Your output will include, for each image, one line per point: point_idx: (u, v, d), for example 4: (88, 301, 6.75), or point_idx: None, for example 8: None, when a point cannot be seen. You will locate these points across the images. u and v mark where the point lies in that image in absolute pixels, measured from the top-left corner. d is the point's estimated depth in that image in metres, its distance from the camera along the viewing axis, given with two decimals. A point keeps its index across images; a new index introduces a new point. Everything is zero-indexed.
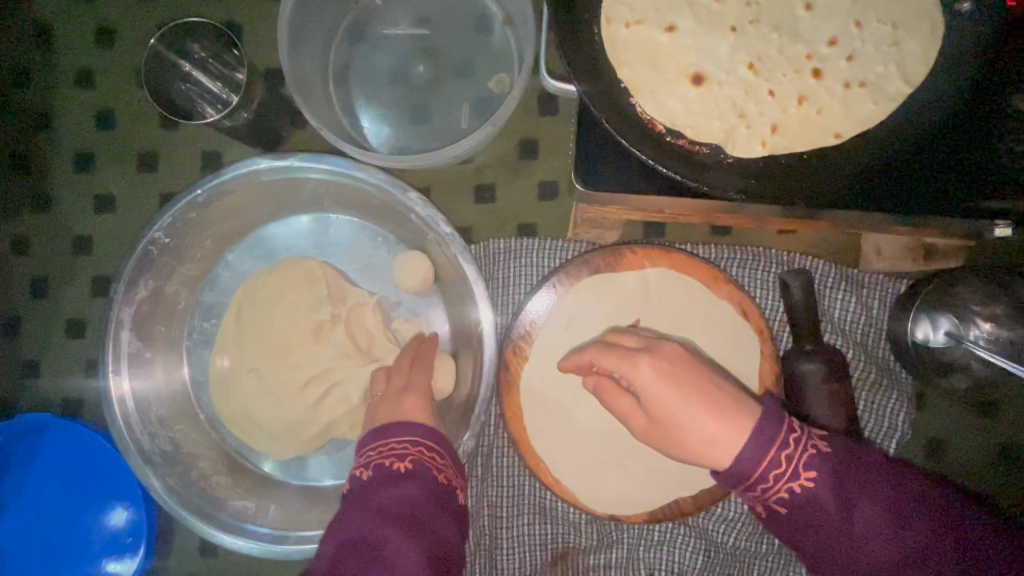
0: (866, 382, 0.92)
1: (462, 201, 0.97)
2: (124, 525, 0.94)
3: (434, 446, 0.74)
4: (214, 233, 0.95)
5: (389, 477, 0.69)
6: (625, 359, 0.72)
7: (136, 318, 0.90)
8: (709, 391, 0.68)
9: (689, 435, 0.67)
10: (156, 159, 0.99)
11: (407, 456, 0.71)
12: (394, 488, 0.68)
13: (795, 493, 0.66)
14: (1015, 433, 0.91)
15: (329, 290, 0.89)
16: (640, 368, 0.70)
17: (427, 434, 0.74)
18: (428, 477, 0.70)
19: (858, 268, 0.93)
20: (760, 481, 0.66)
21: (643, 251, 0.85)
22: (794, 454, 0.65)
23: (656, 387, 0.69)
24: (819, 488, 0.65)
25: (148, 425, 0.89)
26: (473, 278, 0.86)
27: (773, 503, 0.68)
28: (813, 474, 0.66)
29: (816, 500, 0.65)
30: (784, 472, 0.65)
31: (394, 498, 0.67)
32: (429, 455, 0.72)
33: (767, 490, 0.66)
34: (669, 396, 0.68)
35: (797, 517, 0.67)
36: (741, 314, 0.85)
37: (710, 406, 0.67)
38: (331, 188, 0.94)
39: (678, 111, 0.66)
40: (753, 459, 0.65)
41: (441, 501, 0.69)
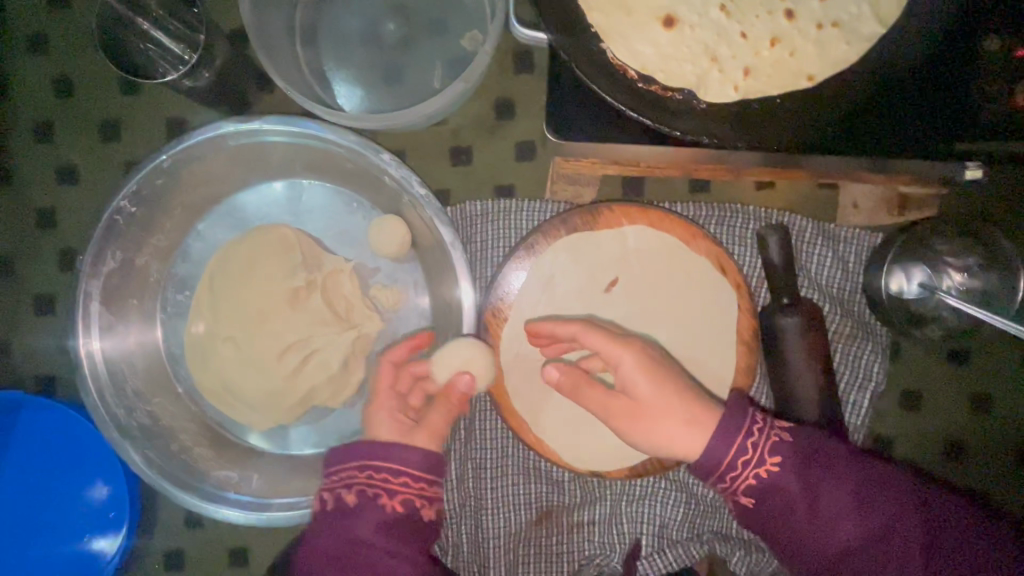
0: (842, 335, 0.93)
1: (438, 164, 0.94)
2: (105, 500, 0.93)
3: (383, 468, 0.76)
4: (183, 203, 0.92)
5: (342, 510, 0.75)
6: (613, 347, 0.78)
7: (105, 291, 0.88)
8: (688, 393, 0.75)
9: (663, 422, 0.74)
10: (119, 128, 0.95)
11: (356, 483, 0.76)
12: (349, 522, 0.75)
13: (761, 479, 0.71)
14: (986, 382, 0.93)
15: (303, 257, 0.88)
16: (622, 362, 0.77)
17: (377, 457, 0.76)
18: (370, 511, 0.74)
19: (836, 222, 0.93)
20: (731, 468, 0.71)
21: (620, 209, 0.85)
22: (760, 440, 0.72)
23: (639, 382, 0.76)
24: (784, 472, 0.71)
25: (125, 399, 0.88)
26: (449, 240, 0.85)
27: (740, 494, 0.73)
28: (779, 459, 0.71)
29: (781, 485, 0.71)
30: (752, 458, 0.71)
31: (350, 532, 0.74)
32: (377, 480, 0.76)
33: (736, 479, 0.72)
34: (649, 393, 0.75)
35: (764, 506, 0.72)
36: (719, 270, 0.85)
37: (684, 404, 0.75)
38: (301, 152, 0.90)
39: (649, 56, 0.64)
40: (721, 451, 0.71)
41: (395, 538, 0.74)
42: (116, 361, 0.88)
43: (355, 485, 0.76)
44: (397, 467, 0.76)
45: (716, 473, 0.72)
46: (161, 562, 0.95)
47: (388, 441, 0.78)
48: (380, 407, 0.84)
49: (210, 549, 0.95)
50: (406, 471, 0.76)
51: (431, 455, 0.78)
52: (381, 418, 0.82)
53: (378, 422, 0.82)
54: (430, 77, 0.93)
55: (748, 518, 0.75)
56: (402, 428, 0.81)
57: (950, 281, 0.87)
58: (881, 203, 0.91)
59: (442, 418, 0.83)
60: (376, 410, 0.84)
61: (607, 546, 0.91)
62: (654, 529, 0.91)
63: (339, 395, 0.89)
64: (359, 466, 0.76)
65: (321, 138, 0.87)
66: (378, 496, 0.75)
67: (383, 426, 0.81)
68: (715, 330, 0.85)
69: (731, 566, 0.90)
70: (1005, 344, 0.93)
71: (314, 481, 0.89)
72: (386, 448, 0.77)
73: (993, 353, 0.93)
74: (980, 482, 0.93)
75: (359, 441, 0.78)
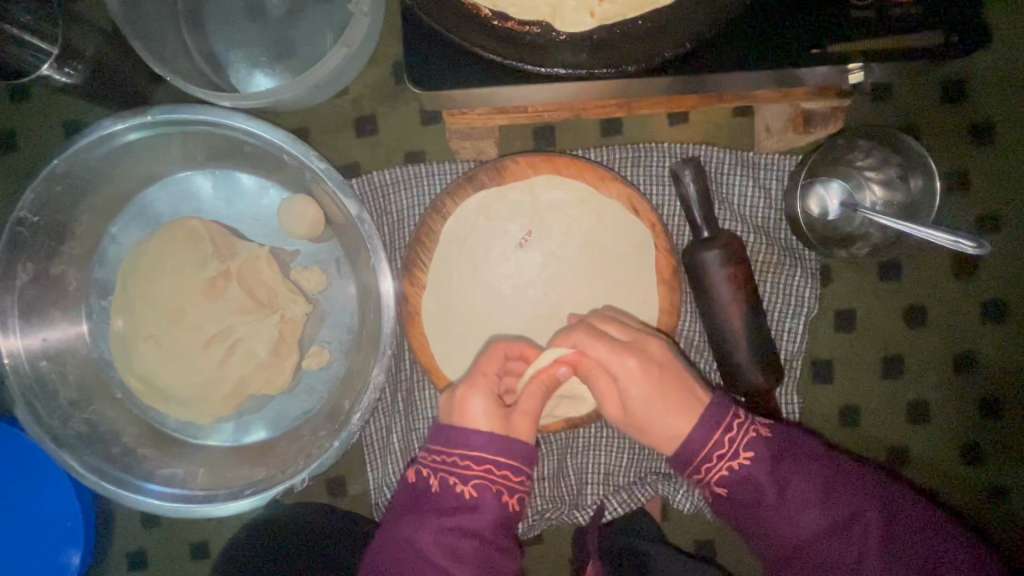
0: (770, 264, 0.90)
1: (345, 138, 0.94)
2: (58, 513, 0.91)
3: (502, 463, 0.70)
4: (89, 207, 0.89)
5: (460, 505, 0.69)
6: (615, 355, 0.74)
7: (21, 305, 0.86)
8: (676, 394, 0.74)
9: (664, 429, 0.74)
10: (14, 137, 0.93)
11: (472, 477, 0.70)
12: (467, 518, 0.69)
13: (733, 470, 0.71)
14: (919, 291, 0.93)
15: (214, 247, 0.87)
16: (622, 371, 0.74)
17: (496, 450, 0.70)
18: (491, 506, 0.69)
19: (752, 151, 0.91)
20: (705, 460, 0.72)
21: (525, 161, 0.84)
22: (736, 436, 0.71)
23: (635, 388, 0.74)
24: (758, 465, 0.70)
25: (56, 410, 0.87)
26: (354, 212, 0.84)
27: (714, 486, 0.72)
28: (753, 454, 0.70)
29: (754, 478, 0.70)
30: (727, 451, 0.71)
31: (458, 528, 0.68)
32: (497, 475, 0.70)
33: (710, 470, 0.72)
34: (642, 398, 0.74)
35: (736, 498, 0.71)
36: (631, 211, 0.84)
37: (679, 407, 0.74)
38: (198, 140, 0.89)
39: None
40: (697, 445, 0.72)
41: (503, 533, 0.70)
42: (41, 375, 0.87)
43: (472, 480, 0.69)
44: (521, 463, 0.71)
45: (697, 460, 0.72)
46: (125, 563, 0.97)
47: (498, 433, 0.71)
48: (480, 391, 0.73)
49: (171, 544, 0.97)
50: (526, 465, 0.71)
51: (532, 448, 0.72)
52: (474, 400, 0.72)
53: (473, 407, 0.72)
54: (322, 48, 0.90)
55: (724, 510, 0.74)
56: (502, 415, 0.72)
57: (871, 196, 0.88)
58: (789, 122, 0.85)
59: (536, 403, 0.73)
60: (474, 391, 0.72)
61: (558, 499, 0.92)
62: (601, 477, 0.91)
63: (271, 382, 0.88)
64: (475, 460, 0.70)
65: (218, 126, 0.86)
66: (499, 491, 0.70)
67: (480, 413, 0.72)
68: (635, 270, 0.85)
69: (678, 503, 0.92)
70: (932, 253, 0.93)
71: (259, 467, 0.90)
72: (508, 441, 0.70)
73: (923, 263, 0.93)
74: (922, 394, 0.93)
75: (468, 430, 0.71)
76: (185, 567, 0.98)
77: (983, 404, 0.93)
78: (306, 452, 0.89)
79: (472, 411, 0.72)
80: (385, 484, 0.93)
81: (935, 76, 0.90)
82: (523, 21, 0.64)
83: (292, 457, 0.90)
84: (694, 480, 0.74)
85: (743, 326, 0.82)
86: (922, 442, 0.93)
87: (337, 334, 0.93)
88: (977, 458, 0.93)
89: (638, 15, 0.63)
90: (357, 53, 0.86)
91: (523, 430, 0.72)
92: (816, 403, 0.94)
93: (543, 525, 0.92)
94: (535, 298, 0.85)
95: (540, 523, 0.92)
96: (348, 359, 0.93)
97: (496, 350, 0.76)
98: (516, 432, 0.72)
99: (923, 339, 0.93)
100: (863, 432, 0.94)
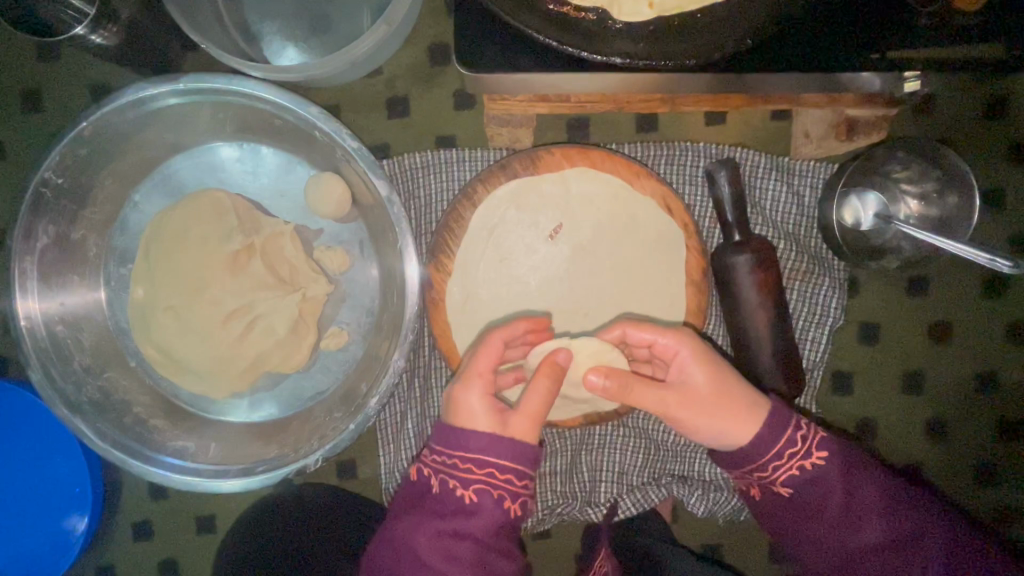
0: (798, 271, 0.89)
1: (376, 117, 0.93)
2: (67, 477, 0.90)
3: (505, 467, 0.68)
4: (112, 173, 0.88)
5: (457, 510, 0.68)
6: (668, 337, 0.71)
7: (41, 267, 0.85)
8: (737, 380, 0.70)
9: (704, 427, 0.69)
10: (40, 97, 0.92)
11: (473, 481, 0.68)
12: (465, 522, 0.68)
13: (805, 470, 0.68)
14: (945, 308, 0.92)
15: (239, 221, 0.86)
16: (680, 355, 0.70)
17: (498, 453, 0.68)
18: (489, 510, 0.68)
19: (788, 156, 0.90)
20: (776, 458, 0.68)
21: (560, 152, 0.83)
22: (810, 434, 0.69)
23: (696, 374, 0.70)
24: (830, 467, 0.68)
25: (71, 376, 0.86)
26: (383, 193, 0.83)
27: (777, 484, 0.70)
28: (825, 454, 0.69)
29: (826, 480, 0.68)
30: (800, 450, 0.69)
31: (455, 532, 0.68)
32: (499, 479, 0.68)
33: (778, 470, 0.69)
34: (705, 384, 0.70)
35: (799, 499, 0.69)
36: (664, 209, 0.83)
37: (744, 391, 0.70)
38: (227, 111, 0.87)
39: None
40: (770, 443, 0.68)
41: (501, 535, 0.69)
42: (57, 340, 0.86)
43: (472, 484, 0.68)
44: (525, 466, 0.68)
45: (764, 460, 0.69)
46: (130, 533, 0.97)
47: (499, 434, 0.68)
48: (472, 389, 0.71)
49: (177, 516, 0.97)
50: (529, 468, 0.69)
51: (536, 451, 0.69)
52: (473, 403, 0.70)
53: (470, 406, 0.70)
54: (358, 25, 0.88)
55: (775, 510, 0.71)
56: (499, 417, 0.69)
57: (905, 209, 0.86)
58: (831, 128, 0.86)
59: (540, 402, 0.70)
60: (468, 391, 0.71)
61: (569, 494, 0.91)
62: (614, 476, 0.91)
63: (288, 359, 0.87)
64: (477, 463, 0.68)
65: (249, 97, 0.84)
66: (500, 497, 0.68)
67: (480, 415, 0.69)
68: (663, 269, 0.84)
69: (690, 506, 0.92)
70: (962, 269, 0.92)
71: (272, 446, 0.89)
72: (512, 444, 0.68)
73: (951, 280, 0.92)
74: (941, 411, 0.93)
75: (482, 433, 0.68)
76: (190, 541, 0.97)
77: (1001, 426, 0.92)
78: (320, 433, 0.88)
79: (474, 417, 0.70)
80: (397, 469, 0.92)
81: (978, 93, 0.89)
82: (578, 7, 0.62)
83: (305, 437, 0.89)
84: (754, 478, 0.71)
85: (769, 333, 0.82)
86: (938, 459, 0.93)
87: (356, 316, 0.92)
88: (992, 478, 0.92)
89: (699, 8, 0.61)
90: (395, 32, 0.84)
91: (524, 432, 0.69)
92: (835, 414, 0.94)
93: (552, 520, 0.92)
94: (560, 292, 0.84)
95: (550, 518, 0.92)
96: (366, 341, 0.92)
97: (491, 341, 0.73)
98: (514, 432, 0.69)
99: (946, 358, 0.92)
100: (880, 446, 0.93)
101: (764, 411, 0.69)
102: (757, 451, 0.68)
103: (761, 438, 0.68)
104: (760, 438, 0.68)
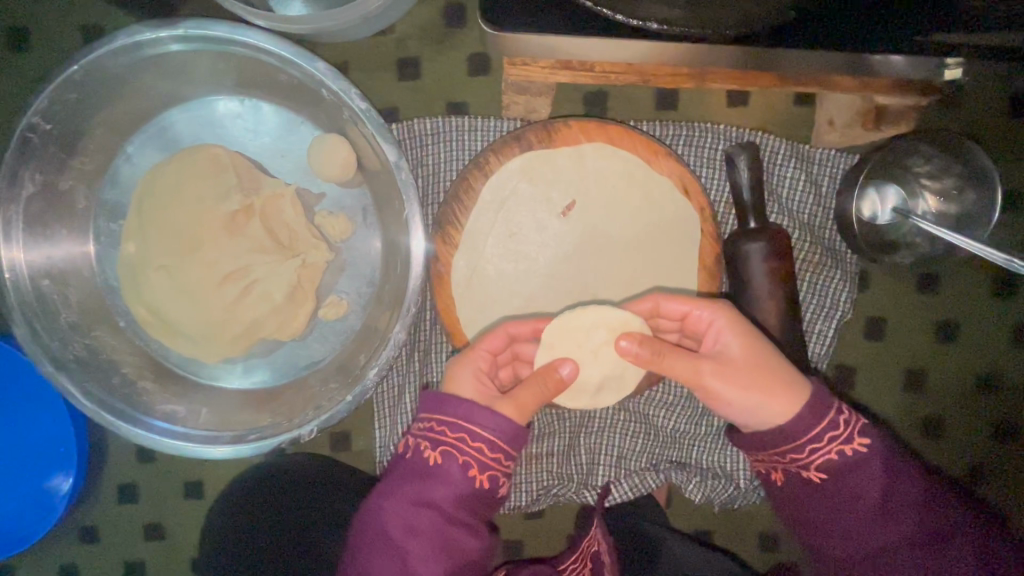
0: (810, 263, 0.88)
1: (386, 79, 0.88)
2: (51, 436, 0.88)
3: (477, 435, 0.67)
4: (104, 121, 0.84)
5: (423, 472, 0.68)
6: (703, 306, 0.72)
7: (26, 218, 0.81)
8: (776, 358, 0.69)
9: (738, 400, 0.67)
10: (26, 36, 0.87)
11: (442, 444, 0.68)
12: (427, 487, 0.67)
13: (844, 456, 0.65)
14: (954, 308, 0.91)
15: (238, 179, 0.82)
16: (716, 323, 0.71)
17: (470, 419, 0.67)
18: (454, 477, 0.67)
19: (810, 143, 0.88)
20: (815, 441, 0.65)
21: (577, 125, 0.80)
22: (853, 421, 0.66)
23: (732, 343, 0.70)
24: (872, 457, 0.65)
25: (57, 332, 0.82)
26: (392, 158, 0.79)
27: (811, 469, 0.66)
28: (868, 443, 0.66)
29: (868, 469, 0.65)
30: (841, 435, 0.65)
31: (418, 498, 0.67)
32: (468, 446, 0.67)
33: (816, 452, 0.66)
34: (741, 355, 0.69)
35: (834, 486, 0.65)
36: (681, 191, 0.80)
37: (786, 371, 0.67)
38: (229, 62, 0.83)
39: None
40: (805, 426, 0.65)
41: (465, 507, 0.68)
42: (43, 296, 0.82)
43: (442, 447, 0.67)
44: (496, 438, 0.67)
45: (802, 441, 0.65)
46: (115, 496, 0.95)
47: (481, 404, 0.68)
48: (467, 363, 0.73)
49: (165, 480, 0.95)
50: (505, 443, 0.67)
51: (515, 429, 0.67)
52: (464, 377, 0.72)
53: (460, 379, 0.72)
54: None
55: (805, 496, 0.68)
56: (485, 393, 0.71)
57: (924, 206, 0.85)
58: (858, 116, 0.82)
59: (533, 398, 0.70)
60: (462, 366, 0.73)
61: (565, 476, 0.91)
62: (612, 459, 0.90)
63: (284, 327, 0.85)
64: (450, 427, 0.68)
65: (254, 48, 0.80)
66: (466, 465, 0.67)
67: (466, 384, 0.72)
68: (675, 253, 0.81)
69: (688, 493, 0.92)
70: (974, 269, 0.91)
71: (265, 414, 0.87)
72: (485, 412, 0.67)
73: (962, 280, 0.91)
74: (940, 410, 0.93)
75: (453, 398, 0.69)
76: (177, 506, 0.96)
77: (998, 427, 0.92)
78: (315, 403, 0.86)
79: (459, 382, 0.72)
80: (392, 444, 0.91)
81: (1010, 86, 0.86)
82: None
83: (300, 407, 0.86)
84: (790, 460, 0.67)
85: (779, 324, 0.80)
86: (934, 456, 0.93)
87: (356, 285, 0.89)
88: (984, 479, 0.93)
89: None
90: None
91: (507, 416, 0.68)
92: None
93: (547, 500, 0.92)
94: (569, 271, 0.81)
95: (545, 499, 0.91)
96: (365, 312, 0.89)
97: (498, 328, 0.75)
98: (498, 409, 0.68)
99: (951, 357, 0.92)
100: None
101: (801, 392, 0.66)
102: (780, 438, 0.66)
103: (801, 415, 0.65)
104: (796, 420, 0.65)
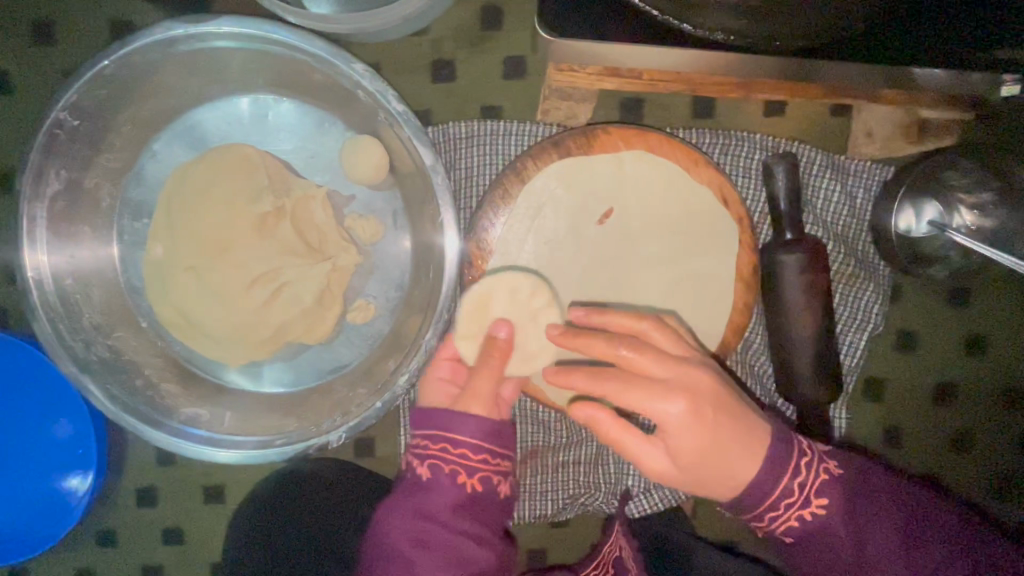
0: (843, 275, 0.87)
1: (420, 80, 0.87)
2: (71, 438, 0.86)
3: (459, 443, 0.73)
4: (133, 117, 0.82)
5: (417, 488, 0.73)
6: (651, 400, 0.61)
7: (51, 216, 0.79)
8: (731, 429, 0.62)
9: (691, 482, 0.64)
10: (52, 28, 0.85)
11: (428, 457, 0.73)
12: (421, 500, 0.72)
13: (804, 520, 0.64)
14: (984, 322, 0.91)
15: (269, 180, 0.81)
16: (667, 416, 0.61)
17: (448, 428, 0.73)
18: (444, 487, 0.72)
19: (846, 154, 0.88)
20: (772, 508, 0.64)
21: (617, 131, 0.79)
22: (807, 479, 0.65)
23: (686, 439, 0.61)
24: (831, 514, 0.65)
25: (80, 332, 0.80)
26: (428, 162, 0.78)
27: (779, 534, 0.66)
28: (825, 501, 0.65)
29: (828, 529, 0.65)
30: (797, 500, 0.64)
31: (416, 514, 0.72)
32: (453, 454, 0.72)
33: (777, 519, 0.65)
34: (697, 445, 0.61)
35: (804, 546, 0.66)
36: (720, 201, 0.80)
37: (742, 446, 0.62)
38: (262, 59, 0.81)
39: None
40: (767, 488, 0.63)
41: (461, 517, 0.72)
42: (66, 295, 0.80)
43: (428, 460, 0.73)
44: (477, 442, 0.73)
45: (761, 506, 0.64)
46: (133, 499, 0.93)
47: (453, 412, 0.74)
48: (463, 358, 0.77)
49: (185, 484, 0.93)
50: (486, 444, 0.73)
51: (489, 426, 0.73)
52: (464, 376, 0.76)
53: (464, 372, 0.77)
54: None
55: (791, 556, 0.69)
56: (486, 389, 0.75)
57: (960, 221, 0.80)
58: (896, 130, 0.86)
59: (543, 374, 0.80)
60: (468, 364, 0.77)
61: (592, 485, 0.90)
62: (641, 470, 0.89)
63: (313, 331, 0.83)
64: (433, 439, 0.74)
65: (289, 46, 0.78)
66: (454, 472, 0.72)
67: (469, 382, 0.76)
68: (712, 262, 0.81)
69: None
70: (1006, 284, 0.90)
71: (291, 419, 0.85)
72: (458, 420, 0.73)
73: (992, 294, 0.91)
74: (967, 424, 0.93)
75: (434, 412, 0.75)
76: (196, 510, 0.94)
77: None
78: (342, 409, 0.85)
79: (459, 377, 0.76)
80: None
81: None
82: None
83: (326, 412, 0.85)
84: (758, 526, 0.68)
85: (815, 336, 0.79)
86: (960, 471, 0.93)
87: (385, 289, 0.88)
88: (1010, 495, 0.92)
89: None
90: None
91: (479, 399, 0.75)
92: (864, 421, 0.93)
93: (575, 509, 0.91)
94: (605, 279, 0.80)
95: (572, 507, 0.91)
96: (393, 317, 0.88)
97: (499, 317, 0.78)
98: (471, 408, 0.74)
99: (979, 371, 0.92)
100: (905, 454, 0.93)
101: (759, 448, 0.63)
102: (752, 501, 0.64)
103: (760, 476, 0.63)
104: (760, 481, 0.63)
